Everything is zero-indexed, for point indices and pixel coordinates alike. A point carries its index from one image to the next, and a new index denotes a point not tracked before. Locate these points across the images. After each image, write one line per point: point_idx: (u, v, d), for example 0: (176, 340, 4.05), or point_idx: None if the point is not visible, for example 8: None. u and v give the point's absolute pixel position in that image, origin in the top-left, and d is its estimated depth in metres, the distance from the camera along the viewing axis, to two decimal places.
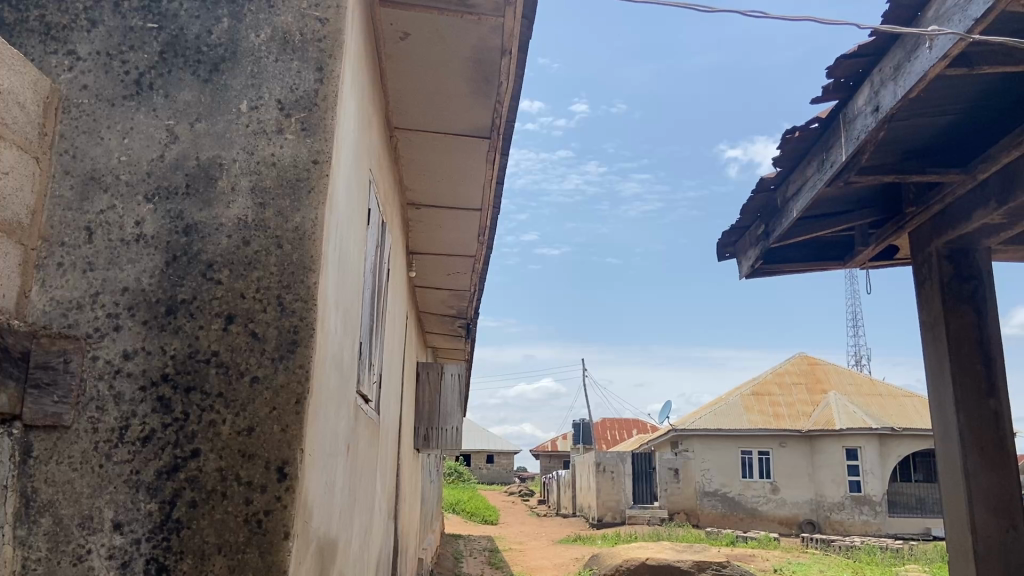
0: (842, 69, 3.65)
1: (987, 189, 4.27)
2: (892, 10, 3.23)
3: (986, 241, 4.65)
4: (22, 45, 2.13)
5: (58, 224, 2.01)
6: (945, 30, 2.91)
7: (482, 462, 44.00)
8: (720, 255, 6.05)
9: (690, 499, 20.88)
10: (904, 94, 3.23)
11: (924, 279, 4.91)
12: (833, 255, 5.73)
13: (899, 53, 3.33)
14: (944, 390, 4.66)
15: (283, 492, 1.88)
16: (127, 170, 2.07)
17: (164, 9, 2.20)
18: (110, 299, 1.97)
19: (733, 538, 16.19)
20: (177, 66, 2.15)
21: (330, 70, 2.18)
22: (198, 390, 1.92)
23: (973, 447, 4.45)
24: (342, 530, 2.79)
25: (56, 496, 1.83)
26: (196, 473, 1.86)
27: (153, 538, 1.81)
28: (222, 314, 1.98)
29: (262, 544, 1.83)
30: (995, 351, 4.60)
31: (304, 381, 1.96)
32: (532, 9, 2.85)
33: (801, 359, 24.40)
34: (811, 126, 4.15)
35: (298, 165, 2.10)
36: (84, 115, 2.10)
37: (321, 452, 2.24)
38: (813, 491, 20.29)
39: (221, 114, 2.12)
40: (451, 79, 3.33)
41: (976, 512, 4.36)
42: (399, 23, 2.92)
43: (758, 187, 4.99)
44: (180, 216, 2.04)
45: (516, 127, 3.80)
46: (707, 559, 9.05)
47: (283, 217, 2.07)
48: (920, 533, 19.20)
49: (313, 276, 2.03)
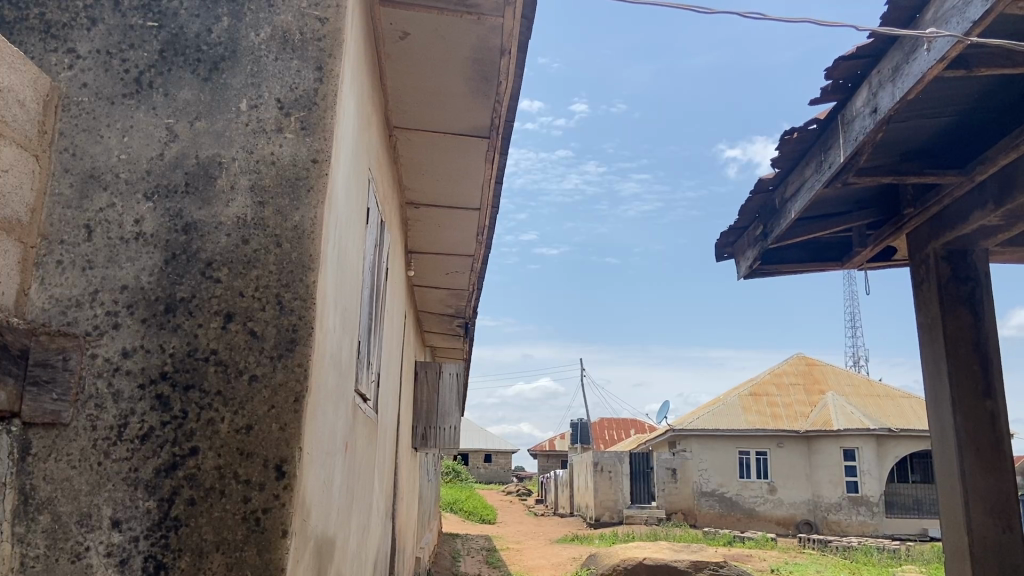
0: (840, 71, 3.66)
1: (984, 191, 4.29)
2: (890, 12, 3.23)
3: (984, 242, 4.66)
4: (22, 43, 2.13)
5: (58, 222, 2.02)
6: (943, 32, 2.92)
7: (480, 462, 43.99)
8: (718, 255, 6.05)
9: (687, 500, 21.00)
10: (901, 96, 3.25)
11: (921, 280, 4.92)
12: (831, 256, 5.75)
13: (897, 56, 3.34)
14: (940, 390, 4.67)
15: (281, 490, 1.88)
16: (126, 168, 2.07)
17: (164, 7, 2.20)
18: (110, 297, 1.98)
19: (730, 538, 16.22)
20: (177, 65, 2.16)
21: (329, 69, 2.19)
22: (197, 388, 1.93)
23: (969, 448, 4.46)
24: (340, 528, 2.80)
25: (56, 493, 1.83)
26: (195, 470, 1.87)
27: (151, 536, 1.81)
28: (221, 313, 1.99)
29: (260, 541, 1.83)
30: (992, 351, 4.62)
31: (303, 379, 1.97)
32: (532, 9, 2.86)
33: (800, 359, 24.43)
34: (809, 127, 4.15)
35: (298, 164, 2.11)
36: (84, 113, 2.10)
37: (320, 450, 2.25)
38: (810, 492, 20.34)
39: (221, 113, 2.13)
40: (451, 79, 3.34)
41: (973, 514, 4.37)
42: (399, 23, 2.93)
43: (757, 188, 4.99)
44: (180, 214, 2.05)
45: (516, 126, 3.80)
46: (704, 559, 9.05)
47: (283, 216, 2.07)
48: (917, 534, 19.25)
49: (312, 275, 2.04)
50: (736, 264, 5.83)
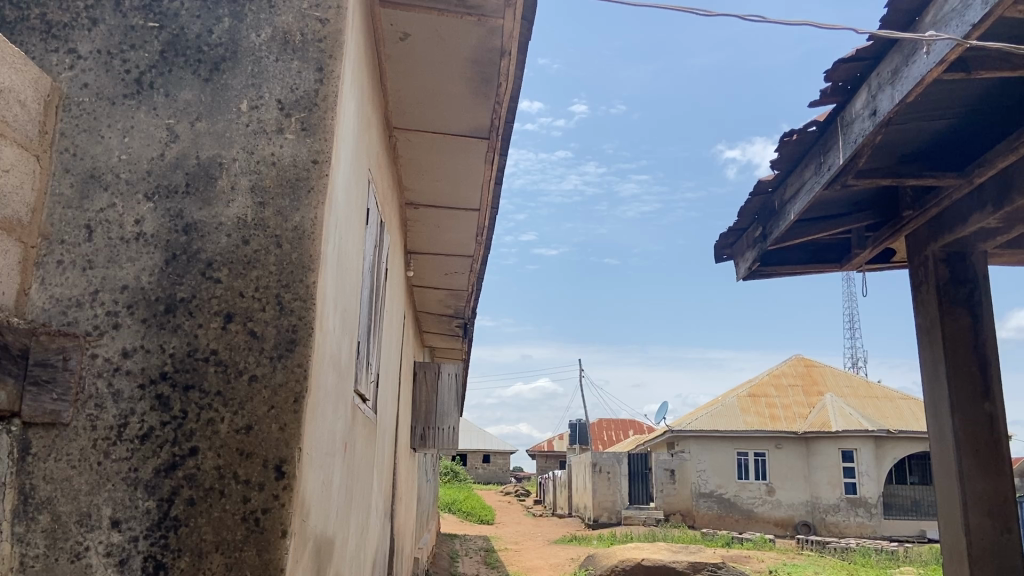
0: (840, 73, 3.67)
1: (983, 194, 4.30)
2: (890, 14, 3.24)
3: (983, 245, 4.67)
4: (23, 43, 2.14)
5: (58, 222, 2.02)
6: (942, 36, 2.92)
7: (478, 462, 43.96)
8: (717, 256, 6.06)
9: (685, 500, 21.04)
10: (900, 99, 3.25)
11: (920, 282, 4.93)
12: (830, 257, 5.76)
13: (896, 58, 3.35)
14: (938, 392, 4.68)
15: (281, 490, 1.88)
16: (126, 168, 2.07)
17: (165, 8, 2.20)
18: (110, 297, 1.98)
19: (728, 539, 16.26)
20: (178, 65, 2.16)
21: (330, 70, 2.19)
22: (197, 389, 1.93)
23: (968, 449, 4.46)
24: (340, 528, 2.81)
25: (55, 492, 1.83)
26: (194, 471, 1.87)
27: (151, 536, 1.82)
28: (221, 313, 1.99)
29: (260, 541, 1.84)
30: (990, 353, 4.62)
31: (303, 379, 1.98)
32: (532, 11, 2.86)
33: (798, 361, 24.45)
34: (808, 129, 4.16)
35: (298, 165, 2.11)
36: (84, 114, 2.10)
37: (319, 450, 2.26)
38: (808, 493, 20.37)
39: (221, 114, 2.13)
40: (451, 80, 3.34)
41: (970, 515, 4.38)
42: (399, 24, 2.93)
43: (756, 189, 5.00)
44: (180, 215, 2.05)
45: (515, 126, 3.80)
46: (703, 560, 9.04)
47: (283, 216, 2.07)
48: (915, 535, 19.28)
49: (312, 276, 2.04)
50: (735, 265, 5.83)
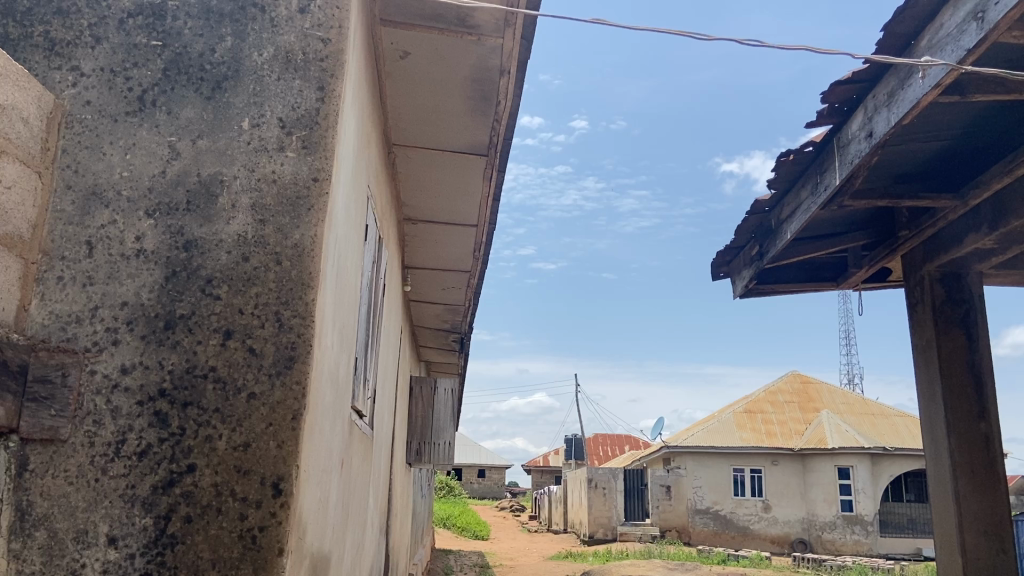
0: (836, 95, 3.70)
1: (979, 215, 4.34)
2: (887, 38, 3.27)
3: (979, 265, 4.70)
4: (26, 60, 2.16)
5: (58, 237, 2.03)
6: (937, 60, 2.96)
7: (474, 477, 43.77)
8: (715, 274, 6.06)
9: (682, 517, 20.64)
10: (896, 121, 3.28)
11: (915, 301, 4.94)
12: (826, 276, 5.76)
13: (892, 82, 3.38)
14: (934, 412, 4.68)
15: (278, 508, 1.88)
16: (127, 185, 2.09)
17: (169, 26, 2.22)
18: (109, 313, 1.99)
19: (723, 556, 16.14)
20: (180, 83, 2.18)
21: (331, 89, 2.21)
22: (196, 405, 1.94)
23: (964, 470, 4.46)
24: (335, 546, 2.80)
25: (52, 509, 1.83)
26: (191, 488, 1.87)
27: (147, 553, 1.82)
28: (220, 330, 2.00)
29: (256, 559, 1.84)
30: (985, 373, 4.64)
31: (301, 397, 1.98)
32: (532, 31, 2.90)
33: (794, 376, 24.53)
34: (805, 149, 4.19)
35: (299, 183, 2.13)
36: (87, 131, 2.12)
37: (315, 467, 2.25)
38: (805, 509, 20.22)
39: (223, 132, 2.15)
40: (448, 97, 3.37)
41: (966, 536, 4.39)
42: (399, 42, 2.95)
43: (753, 209, 5.04)
44: (180, 232, 2.06)
45: (513, 144, 3.82)
46: None
47: (283, 233, 2.09)
48: (912, 553, 19.28)
49: (311, 293, 2.05)
50: (732, 284, 5.85)
